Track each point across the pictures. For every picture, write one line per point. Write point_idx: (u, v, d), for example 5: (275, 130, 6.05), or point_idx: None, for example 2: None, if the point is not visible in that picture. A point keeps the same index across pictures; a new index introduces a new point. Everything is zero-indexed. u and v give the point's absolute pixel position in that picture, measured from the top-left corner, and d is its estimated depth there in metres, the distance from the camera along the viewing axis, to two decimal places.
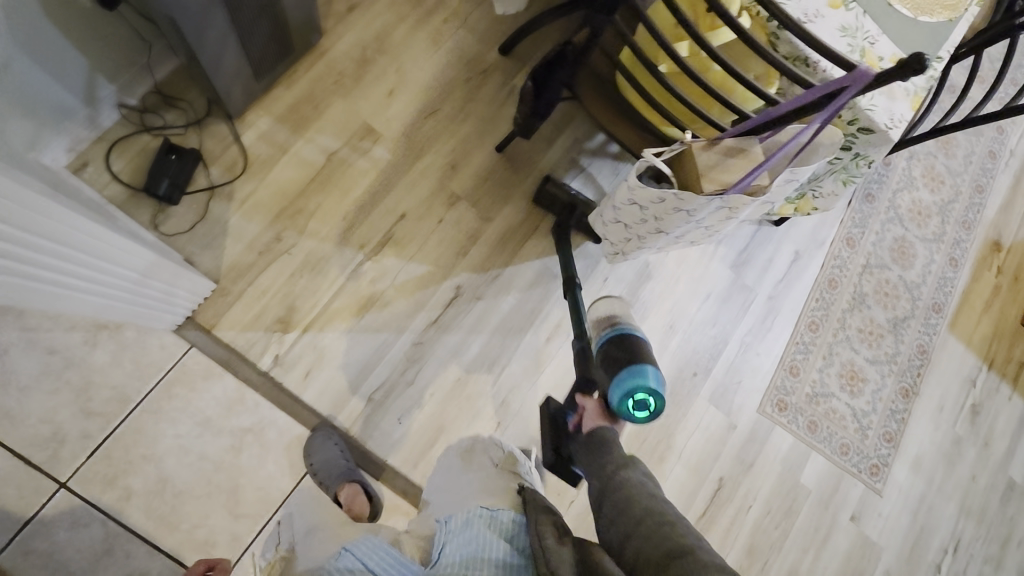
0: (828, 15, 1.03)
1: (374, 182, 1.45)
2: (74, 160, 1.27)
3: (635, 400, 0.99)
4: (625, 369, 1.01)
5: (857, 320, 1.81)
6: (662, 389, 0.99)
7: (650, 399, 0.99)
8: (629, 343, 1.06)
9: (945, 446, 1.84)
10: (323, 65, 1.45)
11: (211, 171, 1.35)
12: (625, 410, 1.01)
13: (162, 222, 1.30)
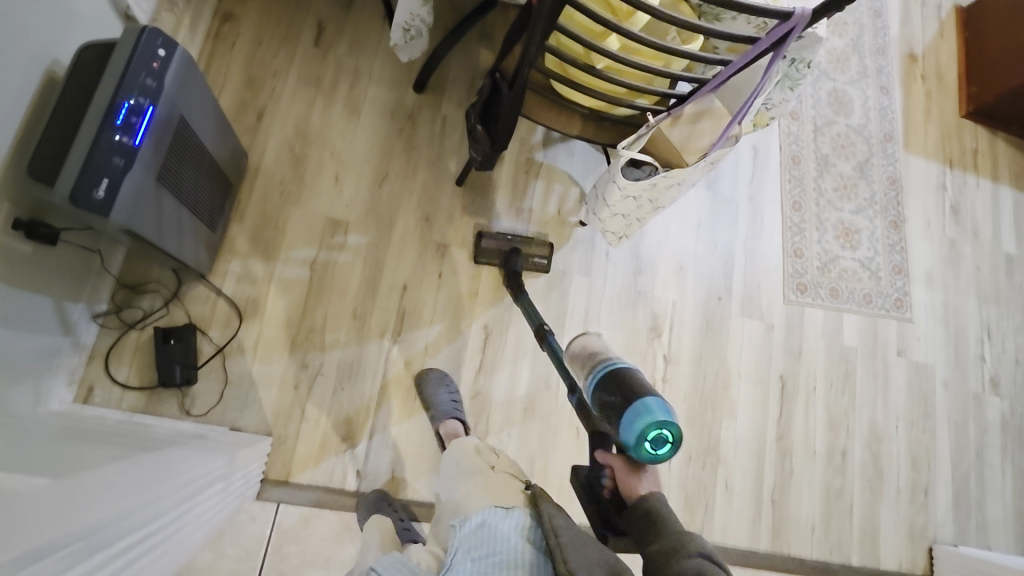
0: None
1: (364, 268, 1.43)
2: (80, 389, 1.22)
3: (650, 441, 0.87)
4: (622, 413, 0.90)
5: (829, 180, 1.91)
6: (673, 418, 0.87)
7: (665, 433, 0.87)
8: (617, 379, 0.94)
9: (945, 253, 1.97)
10: (263, 182, 1.42)
11: (212, 334, 1.31)
12: (644, 453, 0.88)
13: (192, 405, 1.27)
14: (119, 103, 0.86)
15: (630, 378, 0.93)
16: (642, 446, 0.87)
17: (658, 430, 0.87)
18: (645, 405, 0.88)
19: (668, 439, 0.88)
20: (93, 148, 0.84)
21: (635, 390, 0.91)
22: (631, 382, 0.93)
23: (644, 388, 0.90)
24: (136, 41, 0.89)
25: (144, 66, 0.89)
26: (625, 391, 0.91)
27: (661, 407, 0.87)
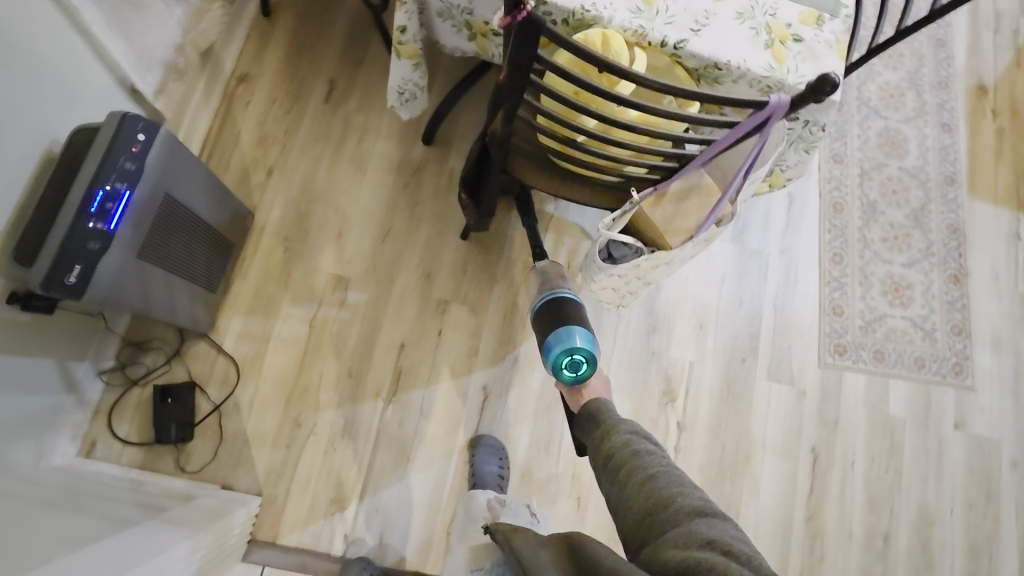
0: (718, 10, 0.96)
1: (362, 326, 1.42)
2: (83, 443, 1.26)
3: (566, 365, 1.01)
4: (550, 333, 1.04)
5: (877, 230, 1.73)
6: (589, 345, 1.01)
7: (579, 358, 1.01)
8: (555, 310, 1.06)
9: (1017, 312, 1.74)
10: (267, 240, 1.43)
11: (210, 392, 1.33)
12: (564, 376, 1.03)
13: (187, 462, 1.29)
14: (95, 190, 0.88)
15: (568, 306, 1.07)
16: (561, 364, 1.02)
17: (572, 355, 1.01)
18: (568, 330, 1.02)
19: (582, 363, 1.01)
20: (68, 234, 0.86)
21: (566, 319, 1.04)
22: (565, 306, 1.07)
23: (572, 316, 1.04)
24: (117, 127, 0.91)
25: (123, 150, 0.91)
26: (558, 315, 1.06)
27: (582, 336, 1.01)
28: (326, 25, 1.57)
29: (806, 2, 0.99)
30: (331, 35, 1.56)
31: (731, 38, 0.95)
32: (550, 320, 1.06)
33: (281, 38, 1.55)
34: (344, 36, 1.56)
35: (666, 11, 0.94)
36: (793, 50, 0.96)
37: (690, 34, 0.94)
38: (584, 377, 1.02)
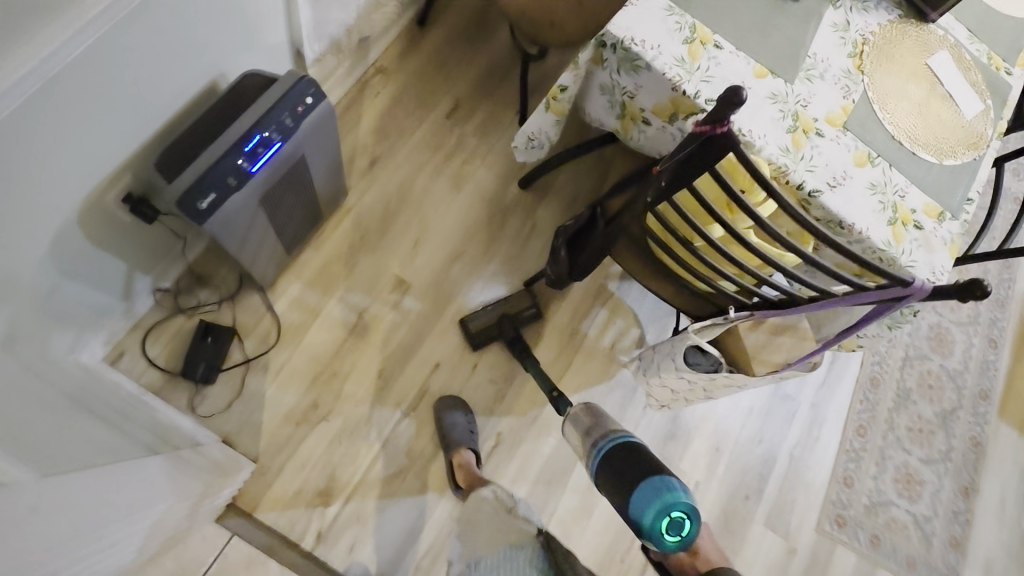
0: (855, 175, 1.02)
1: (406, 334, 1.44)
2: (111, 350, 1.27)
3: (666, 525, 0.86)
4: (631, 496, 0.90)
5: (905, 418, 1.75)
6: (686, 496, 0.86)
7: (677, 513, 0.85)
8: (622, 459, 0.95)
9: (1015, 545, 1.73)
10: (350, 223, 1.47)
11: (246, 344, 1.34)
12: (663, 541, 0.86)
13: (199, 404, 1.29)
14: (254, 134, 0.92)
15: (631, 453, 0.96)
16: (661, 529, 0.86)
17: (669, 513, 0.86)
18: (656, 485, 0.88)
19: (684, 520, 0.86)
20: (213, 164, 0.90)
21: (641, 473, 0.92)
22: (626, 458, 0.96)
23: (643, 477, 0.91)
24: (292, 85, 0.96)
25: (289, 107, 0.96)
26: (628, 470, 0.93)
27: (673, 488, 0.87)
28: (473, 54, 1.66)
29: (931, 195, 1.05)
30: (474, 63, 1.65)
31: (860, 205, 1.01)
32: (620, 482, 0.94)
33: (430, 49, 1.63)
34: (485, 69, 1.66)
35: (811, 159, 1.01)
36: (909, 235, 1.02)
37: (826, 187, 1.00)
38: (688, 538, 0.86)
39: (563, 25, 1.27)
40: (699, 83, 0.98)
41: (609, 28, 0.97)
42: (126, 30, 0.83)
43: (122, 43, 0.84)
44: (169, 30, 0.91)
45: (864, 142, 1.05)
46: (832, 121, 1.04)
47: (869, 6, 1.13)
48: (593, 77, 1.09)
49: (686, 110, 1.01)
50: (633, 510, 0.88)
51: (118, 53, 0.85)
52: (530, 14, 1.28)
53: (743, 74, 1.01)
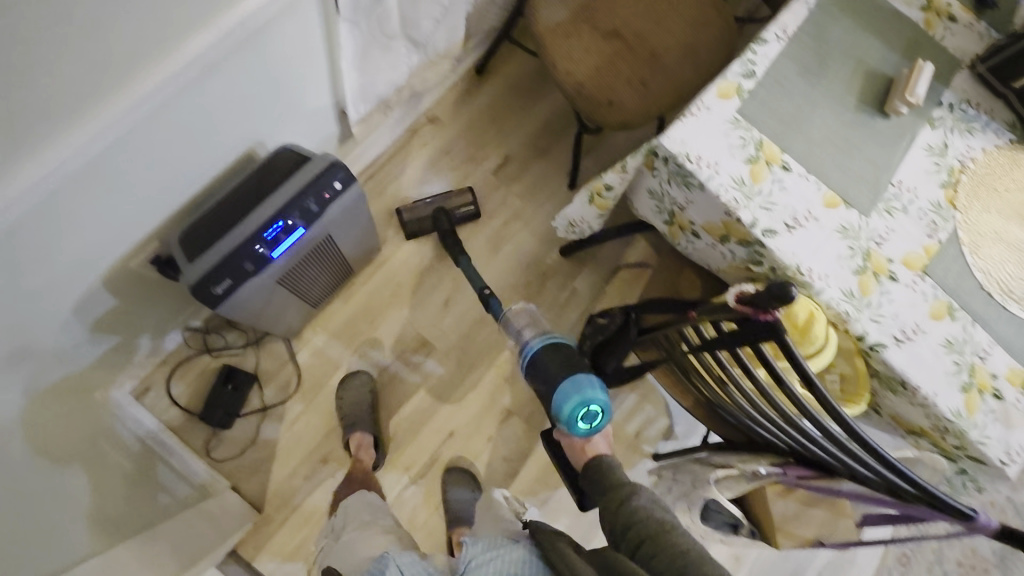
0: (929, 328, 0.89)
1: (423, 397, 1.41)
2: (139, 384, 1.31)
3: (581, 417, 0.93)
4: (556, 388, 0.95)
5: (960, 552, 1.56)
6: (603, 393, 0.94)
7: (594, 407, 0.93)
8: (547, 356, 1.00)
9: None
10: (382, 276, 1.45)
11: (265, 391, 1.35)
12: (577, 430, 0.94)
13: (214, 448, 1.31)
14: (277, 220, 0.90)
15: (557, 347, 1.01)
16: (576, 419, 0.93)
17: (586, 407, 0.93)
18: (574, 381, 0.94)
19: (598, 412, 0.94)
20: (233, 250, 0.88)
21: (566, 366, 0.97)
22: (554, 356, 1.00)
23: (561, 372, 0.96)
24: (323, 170, 0.94)
25: (317, 192, 0.93)
26: (550, 369, 0.98)
27: (590, 382, 0.94)
28: (528, 109, 1.60)
29: (1020, 358, 0.91)
30: (529, 119, 1.60)
31: (929, 365, 0.88)
32: (543, 382, 0.97)
33: (485, 101, 1.59)
34: (539, 125, 1.60)
35: (877, 306, 0.89)
36: (986, 404, 0.88)
37: (891, 342, 0.88)
38: (598, 427, 0.94)
39: (622, 104, 1.19)
40: (757, 210, 0.89)
41: (662, 141, 0.89)
42: (153, 117, 0.83)
43: (150, 127, 0.84)
44: (204, 109, 0.90)
45: (944, 290, 0.91)
46: (910, 263, 0.91)
47: (974, 127, 0.99)
48: (642, 180, 1.01)
49: (739, 235, 0.92)
50: (554, 401, 0.93)
51: (143, 147, 0.85)
52: (590, 90, 1.19)
53: (810, 201, 0.91)
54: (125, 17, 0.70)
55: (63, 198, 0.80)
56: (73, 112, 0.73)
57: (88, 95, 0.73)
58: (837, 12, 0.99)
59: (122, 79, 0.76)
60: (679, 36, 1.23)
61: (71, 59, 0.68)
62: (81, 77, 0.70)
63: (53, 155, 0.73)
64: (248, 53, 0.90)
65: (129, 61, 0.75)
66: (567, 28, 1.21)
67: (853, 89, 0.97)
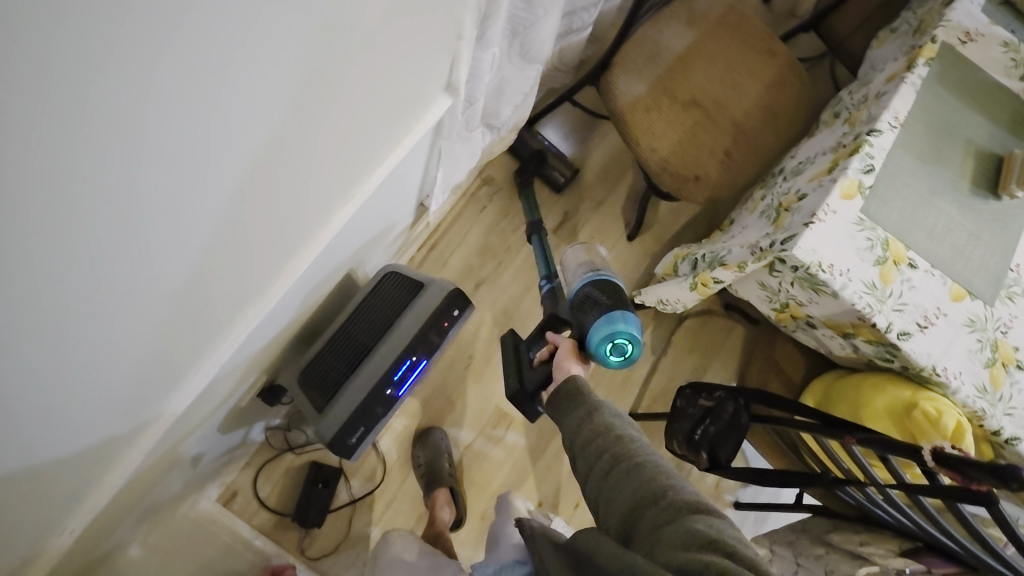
0: None
1: (509, 472, 1.39)
2: (224, 490, 1.25)
3: (611, 345, 0.85)
4: (604, 311, 0.86)
5: None
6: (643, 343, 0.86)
7: (627, 348, 0.85)
8: (612, 291, 0.90)
9: None
10: (455, 350, 1.41)
11: (352, 483, 1.32)
12: (598, 355, 0.86)
13: (308, 546, 1.27)
14: (403, 359, 0.87)
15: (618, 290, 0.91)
16: (602, 348, 0.85)
17: (624, 343, 0.85)
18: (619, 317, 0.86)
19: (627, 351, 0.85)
20: (364, 398, 0.85)
21: (624, 304, 0.88)
22: (611, 294, 0.90)
23: (596, 309, 0.87)
24: (440, 299, 0.90)
25: (436, 323, 0.90)
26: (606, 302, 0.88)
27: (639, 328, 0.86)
28: (583, 160, 1.55)
29: None
30: (585, 168, 1.54)
31: None
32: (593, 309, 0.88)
33: None
34: (596, 175, 1.54)
35: (1009, 399, 0.90)
36: None
37: None
38: (612, 365, 0.87)
39: (708, 177, 1.16)
40: (891, 313, 0.88)
41: (794, 251, 0.86)
42: (295, 283, 0.82)
43: (295, 289, 0.84)
44: (325, 261, 0.88)
45: None
46: None
47: None
48: (755, 274, 0.99)
49: (869, 336, 0.91)
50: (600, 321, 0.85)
51: (275, 313, 0.83)
52: (675, 165, 1.16)
53: (938, 298, 0.90)
54: (291, 222, 0.70)
55: (226, 371, 0.81)
56: (234, 311, 0.72)
57: (247, 293, 0.72)
58: (943, 91, 0.98)
59: (274, 268, 0.75)
60: (757, 98, 1.19)
61: (247, 271, 0.67)
62: (257, 277, 0.72)
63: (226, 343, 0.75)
64: (376, 200, 0.90)
65: (292, 245, 0.75)
66: (647, 101, 1.15)
67: (967, 172, 0.96)
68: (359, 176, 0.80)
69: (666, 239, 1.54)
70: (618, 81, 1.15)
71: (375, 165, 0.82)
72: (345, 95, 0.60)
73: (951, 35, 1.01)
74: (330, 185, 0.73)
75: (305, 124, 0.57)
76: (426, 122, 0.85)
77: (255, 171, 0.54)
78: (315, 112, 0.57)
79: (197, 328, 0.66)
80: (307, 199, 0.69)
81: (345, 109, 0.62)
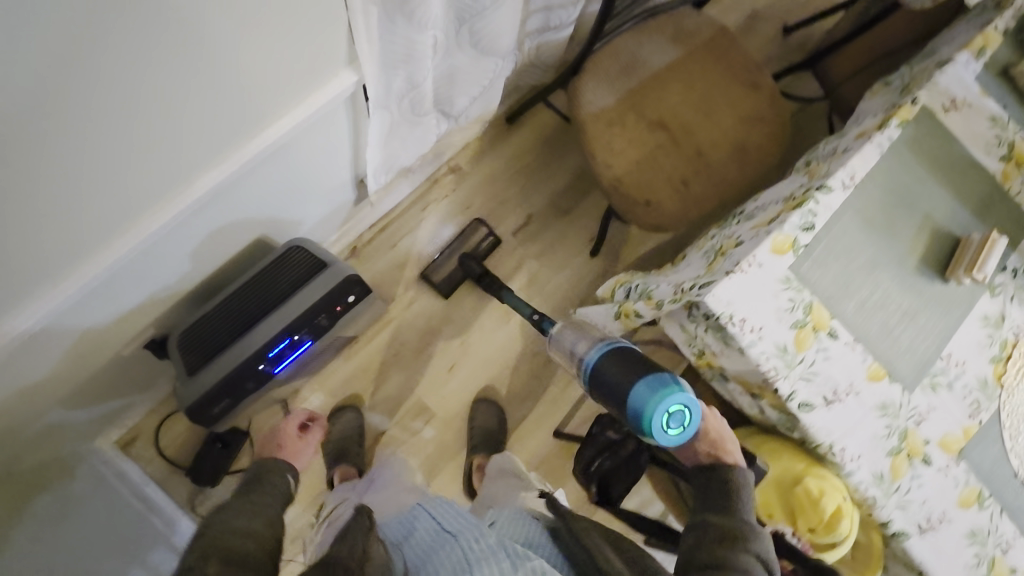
0: (955, 518, 0.87)
1: (418, 466, 1.36)
2: (126, 432, 1.26)
3: (670, 418, 0.74)
4: (632, 391, 0.75)
5: None
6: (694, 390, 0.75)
7: (684, 408, 0.75)
8: (619, 361, 0.79)
9: None
10: (387, 335, 1.38)
11: (256, 447, 1.31)
12: (667, 436, 0.75)
13: (199, 502, 1.27)
14: (282, 336, 0.85)
15: (622, 355, 0.79)
16: (664, 424, 0.74)
17: (675, 407, 0.74)
18: (649, 385, 0.75)
19: (688, 411, 0.75)
20: (235, 368, 0.83)
21: (642, 367, 0.77)
22: (617, 366, 0.78)
23: (631, 378, 0.76)
24: (335, 284, 0.87)
25: (327, 306, 0.87)
26: (617, 378, 0.77)
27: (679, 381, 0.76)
28: (557, 164, 1.49)
29: None
30: (559, 172, 1.49)
31: (948, 555, 0.86)
32: (614, 392, 0.78)
33: (513, 151, 1.48)
34: (569, 181, 1.49)
35: (905, 492, 0.85)
36: None
37: (914, 530, 0.85)
38: (694, 429, 0.76)
39: (660, 205, 1.10)
40: (797, 381, 0.83)
41: (706, 298, 0.82)
42: (163, 243, 0.81)
43: (165, 246, 0.82)
44: (207, 230, 0.87)
45: (976, 475, 0.88)
46: (946, 446, 0.87)
47: None
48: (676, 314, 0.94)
49: (773, 400, 0.86)
50: (639, 405, 0.74)
51: (144, 268, 0.82)
52: (629, 187, 1.10)
53: (853, 374, 0.85)
54: (126, 172, 0.68)
55: (71, 321, 0.79)
56: (71, 254, 0.71)
57: (86, 238, 0.71)
58: (911, 159, 0.91)
59: (124, 220, 0.74)
60: (730, 131, 1.13)
61: (65, 213, 0.66)
62: (87, 225, 0.69)
63: (58, 292, 0.73)
64: (270, 171, 0.87)
65: (145, 197, 0.73)
66: (612, 115, 1.10)
67: (919, 248, 0.90)
68: (235, 136, 0.77)
69: (628, 259, 1.48)
70: (586, 89, 1.10)
71: (254, 132, 0.79)
72: (158, 37, 0.58)
73: (934, 99, 0.92)
74: (184, 139, 0.70)
75: (95, 56, 0.54)
76: (321, 96, 0.82)
77: (24, 98, 0.52)
78: (103, 49, 0.54)
79: (11, 258, 0.65)
80: (140, 150, 0.67)
81: (164, 52, 0.59)
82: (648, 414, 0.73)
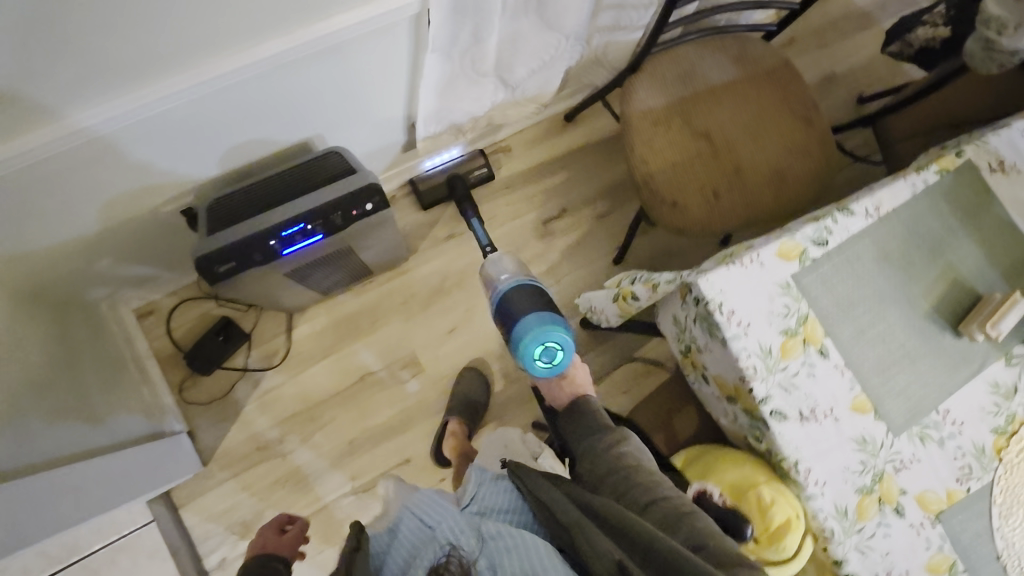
0: None
1: (394, 415, 1.38)
2: (145, 306, 1.34)
3: (543, 352, 0.86)
4: (521, 319, 0.87)
5: None
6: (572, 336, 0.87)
7: (557, 347, 0.87)
8: (523, 297, 0.90)
9: None
10: (400, 284, 1.43)
11: (251, 353, 1.37)
12: (535, 366, 0.87)
13: (188, 387, 1.33)
14: (296, 220, 0.90)
15: (528, 292, 0.91)
16: (536, 355, 0.86)
17: (549, 345, 0.86)
18: (538, 318, 0.87)
19: (559, 352, 0.87)
20: (247, 236, 0.88)
21: (537, 305, 0.89)
22: (523, 296, 0.91)
23: (530, 306, 0.88)
24: (357, 188, 0.92)
25: (344, 206, 0.92)
26: (515, 307, 0.89)
27: (563, 325, 0.87)
28: (602, 169, 1.54)
29: None
30: (602, 177, 1.53)
31: None
32: (507, 318, 0.90)
33: (563, 147, 1.53)
34: (609, 187, 1.53)
35: (869, 536, 0.80)
36: None
37: None
38: (560, 369, 0.88)
39: (685, 209, 1.11)
40: (774, 386, 0.81)
41: (698, 280, 0.82)
42: (208, 101, 0.86)
43: (210, 107, 0.88)
44: (251, 107, 0.92)
45: (953, 544, 0.81)
46: (924, 502, 0.81)
47: None
48: (671, 303, 0.94)
49: (747, 404, 0.84)
50: (520, 333, 0.86)
51: (187, 121, 0.88)
52: (658, 184, 1.12)
53: (835, 398, 0.82)
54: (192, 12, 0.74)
55: (104, 149, 0.86)
56: (124, 77, 0.77)
57: (140, 66, 0.77)
58: (945, 206, 0.89)
59: (178, 62, 0.80)
60: (771, 157, 1.14)
61: (128, 32, 0.72)
62: (143, 53, 0.76)
63: (102, 109, 0.79)
64: (322, 68, 0.93)
65: (201, 47, 0.79)
66: (658, 115, 1.14)
67: (933, 294, 0.87)
68: (297, 17, 0.83)
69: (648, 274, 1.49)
70: (638, 87, 1.15)
71: (306, 22, 0.85)
72: None
73: (981, 156, 0.90)
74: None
75: None
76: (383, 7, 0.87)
77: None
78: None
79: (70, 57, 0.71)
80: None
81: None
82: (526, 342, 0.85)
